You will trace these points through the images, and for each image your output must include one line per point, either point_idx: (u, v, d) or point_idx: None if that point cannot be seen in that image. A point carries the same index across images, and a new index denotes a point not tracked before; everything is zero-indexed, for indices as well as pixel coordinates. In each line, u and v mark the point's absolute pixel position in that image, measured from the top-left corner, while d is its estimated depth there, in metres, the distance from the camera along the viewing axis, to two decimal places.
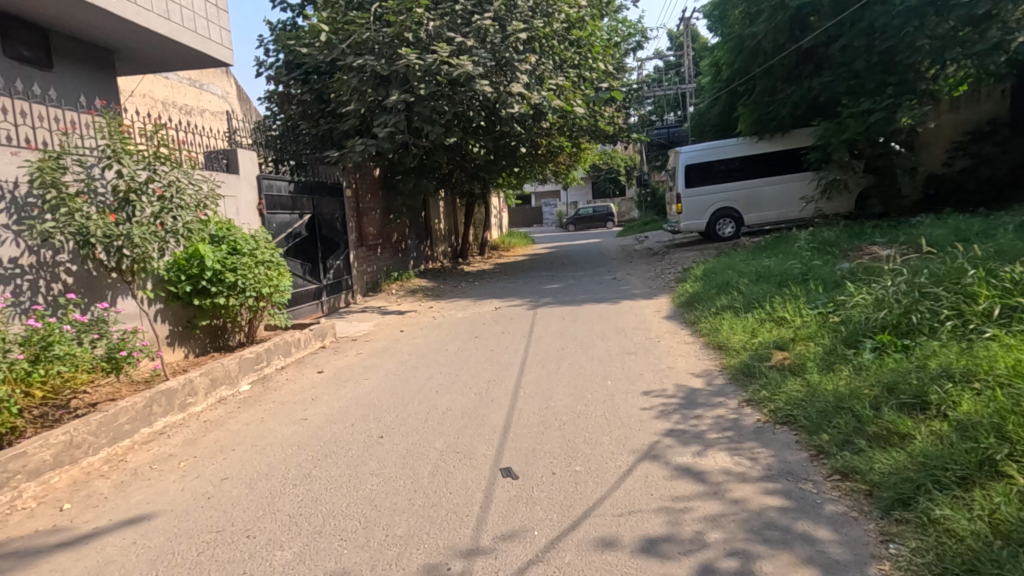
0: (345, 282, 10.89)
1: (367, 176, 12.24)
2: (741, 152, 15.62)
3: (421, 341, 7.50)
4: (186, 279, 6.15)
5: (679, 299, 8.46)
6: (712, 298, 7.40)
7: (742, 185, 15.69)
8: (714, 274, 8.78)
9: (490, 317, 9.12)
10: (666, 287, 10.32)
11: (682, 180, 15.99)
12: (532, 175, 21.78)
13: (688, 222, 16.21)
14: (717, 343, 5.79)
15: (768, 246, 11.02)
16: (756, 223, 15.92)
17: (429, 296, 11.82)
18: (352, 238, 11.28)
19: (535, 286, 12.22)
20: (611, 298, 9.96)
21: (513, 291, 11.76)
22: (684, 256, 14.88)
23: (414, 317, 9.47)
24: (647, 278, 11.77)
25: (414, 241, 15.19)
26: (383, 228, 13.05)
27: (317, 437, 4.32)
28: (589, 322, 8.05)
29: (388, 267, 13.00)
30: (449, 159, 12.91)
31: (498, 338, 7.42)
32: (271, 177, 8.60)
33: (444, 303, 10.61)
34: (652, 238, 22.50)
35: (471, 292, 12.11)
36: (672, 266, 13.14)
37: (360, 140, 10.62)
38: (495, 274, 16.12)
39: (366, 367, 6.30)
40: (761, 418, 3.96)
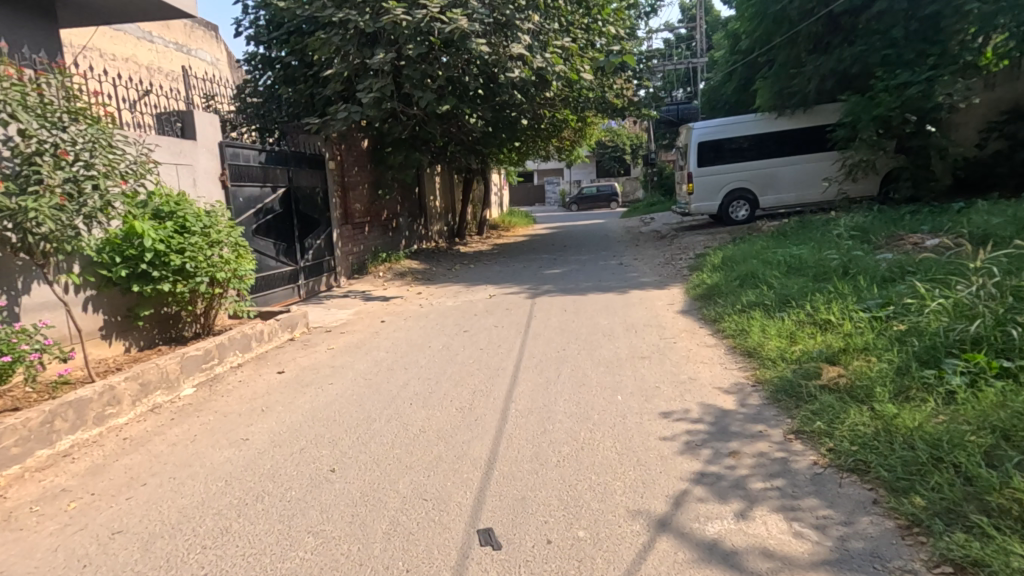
0: (327, 263, 9.97)
1: (354, 147, 11.23)
2: (759, 128, 14.57)
3: (403, 335, 6.62)
4: (123, 262, 5.24)
5: (695, 290, 7.54)
6: (736, 291, 6.50)
7: (758, 165, 14.65)
8: (735, 262, 7.84)
9: (483, 305, 8.22)
10: (678, 275, 9.40)
11: (695, 159, 15.03)
12: (534, 151, 20.66)
13: (699, 203, 15.25)
14: (748, 348, 4.89)
15: (790, 231, 10.06)
16: (772, 206, 14.93)
17: (419, 280, 10.91)
18: (336, 215, 10.34)
19: (535, 271, 11.29)
20: (619, 286, 9.05)
21: (510, 275, 10.85)
22: (695, 240, 13.91)
23: (400, 304, 8.59)
24: (656, 264, 10.85)
25: (406, 218, 14.22)
26: (371, 205, 12.08)
27: (256, 467, 3.45)
28: (593, 313, 7.16)
29: (376, 247, 12.07)
30: (443, 130, 11.88)
31: (491, 331, 6.52)
32: (239, 143, 7.62)
33: (433, 289, 9.70)
34: (658, 220, 21.47)
35: (465, 275, 11.20)
36: (682, 251, 12.19)
37: (343, 106, 9.60)
38: (492, 256, 15.16)
39: (337, 367, 5.44)
40: (818, 460, 3.08)
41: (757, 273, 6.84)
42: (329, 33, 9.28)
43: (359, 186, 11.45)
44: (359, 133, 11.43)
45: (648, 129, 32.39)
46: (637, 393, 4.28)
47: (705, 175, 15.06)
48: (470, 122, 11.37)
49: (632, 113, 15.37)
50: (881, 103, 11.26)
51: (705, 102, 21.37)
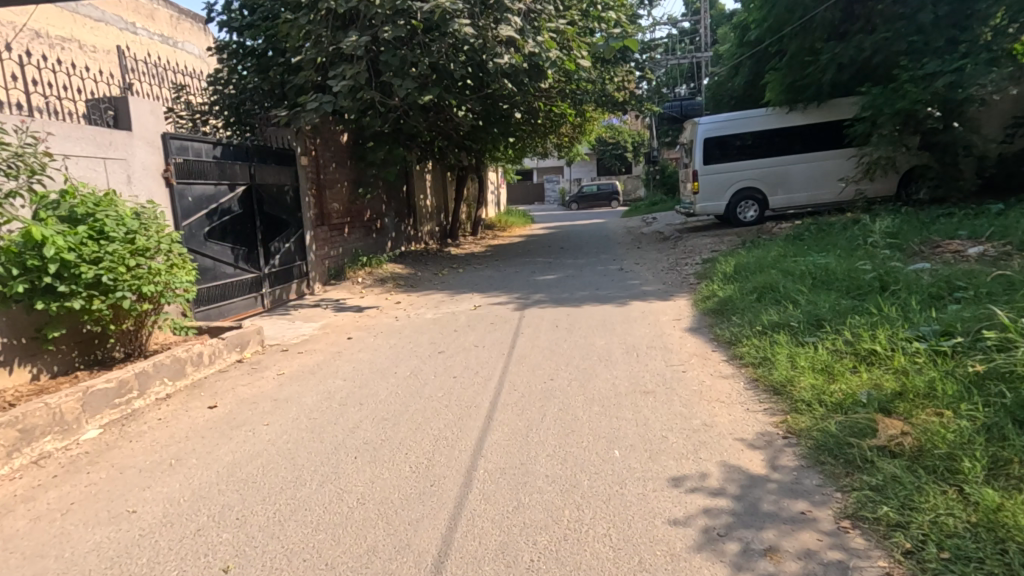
0: (298, 269, 9.11)
1: (331, 142, 10.37)
2: (769, 124, 13.69)
3: (369, 355, 5.78)
4: (20, 274, 4.34)
5: (703, 303, 6.66)
6: (754, 307, 5.63)
7: (767, 162, 13.77)
8: (748, 272, 6.97)
9: (465, 317, 7.35)
10: (683, 283, 8.55)
11: (700, 156, 14.16)
12: (532, 147, 19.78)
13: (705, 203, 14.37)
14: (774, 384, 4.03)
15: (807, 235, 9.17)
16: (782, 206, 14.04)
17: (402, 286, 10.06)
18: (309, 216, 9.49)
19: (528, 276, 10.43)
20: (619, 295, 8.18)
21: (500, 282, 9.98)
22: (700, 242, 13.02)
23: (374, 315, 7.72)
24: (658, 270, 9.99)
25: (392, 218, 13.36)
26: (352, 204, 11.22)
27: (129, 561, 2.58)
28: (590, 329, 6.29)
29: (357, 249, 11.21)
30: (429, 124, 11.04)
31: (470, 353, 5.65)
32: (190, 135, 6.75)
33: (414, 298, 8.84)
34: (660, 220, 20.57)
35: (451, 281, 10.34)
36: (687, 255, 11.31)
37: (314, 96, 8.73)
38: (484, 258, 14.30)
39: (281, 400, 4.57)
40: (891, 569, 2.21)
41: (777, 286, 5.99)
42: (298, 15, 8.39)
43: (337, 183, 10.58)
44: (338, 126, 10.56)
45: (650, 125, 31.44)
46: (640, 446, 3.43)
47: (711, 173, 14.19)
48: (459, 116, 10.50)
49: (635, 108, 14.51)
50: (905, 95, 10.40)
51: (709, 98, 20.48)
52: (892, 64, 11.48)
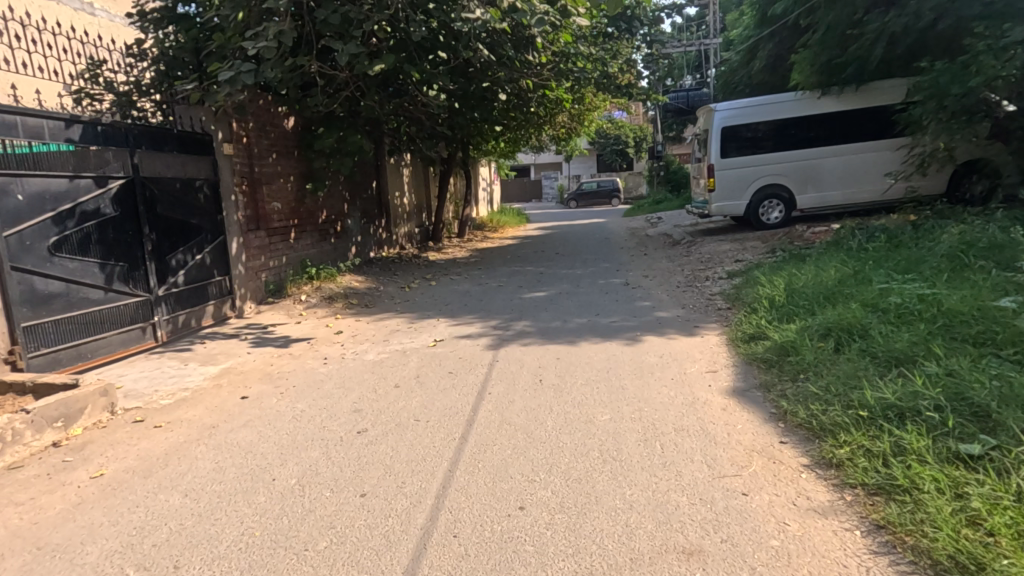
0: (218, 286, 7.18)
1: (269, 126, 8.44)
2: (796, 111, 11.95)
3: (255, 434, 3.83)
4: None
5: (748, 350, 4.70)
6: (841, 371, 3.69)
7: (793, 156, 11.97)
8: (809, 303, 5.02)
9: (416, 360, 5.40)
10: (707, 306, 6.67)
11: (716, 148, 12.39)
12: (525, 141, 17.90)
13: (722, 202, 12.55)
14: (953, 571, 2.09)
15: (865, 246, 7.26)
16: (812, 206, 12.18)
17: (356, 305, 8.15)
18: (236, 218, 7.57)
19: (512, 293, 8.53)
20: (626, 324, 6.27)
21: (476, 301, 8.03)
22: (717, 248, 11.13)
23: (297, 354, 5.76)
24: (671, 287, 8.05)
25: (357, 220, 11.44)
26: (302, 204, 9.31)
27: None
28: (587, 388, 4.35)
29: (306, 258, 9.28)
30: (395, 106, 9.17)
31: (405, 435, 3.72)
32: (27, 108, 4.80)
33: (360, 326, 6.88)
34: (666, 221, 18.61)
35: (418, 299, 8.41)
36: (705, 266, 9.42)
37: (231, 63, 6.77)
38: (466, 266, 12.37)
39: (51, 550, 2.64)
40: None
41: (869, 336, 4.04)
42: None
43: (280, 177, 8.65)
44: (279, 108, 8.65)
45: (655, 118, 29.36)
46: None
47: (728, 167, 12.41)
48: (430, 97, 8.63)
49: (641, 96, 12.56)
50: (977, 71, 8.44)
51: (722, 85, 18.47)
52: (954, 36, 9.52)
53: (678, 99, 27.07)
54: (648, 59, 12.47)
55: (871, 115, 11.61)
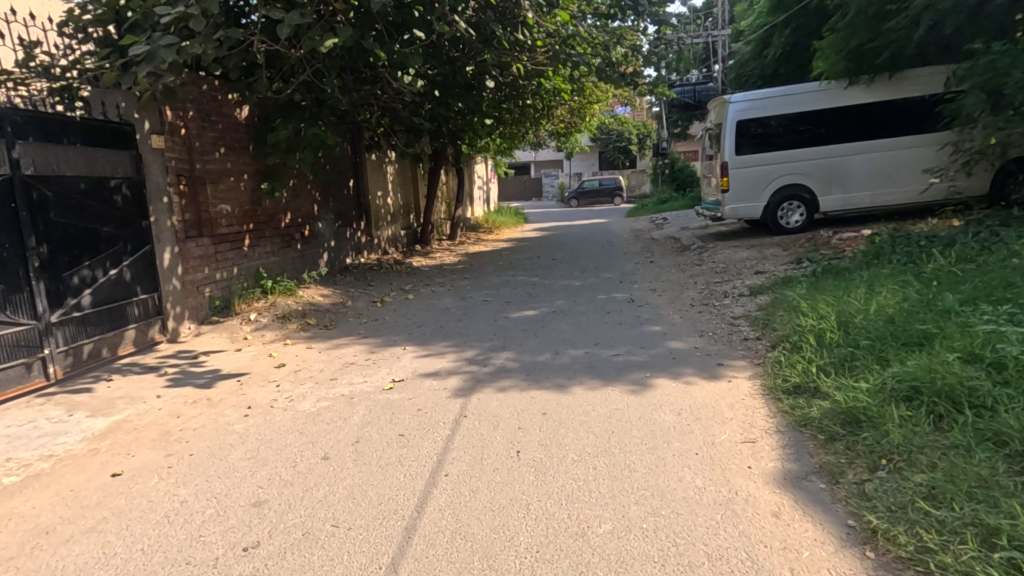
0: (142, 306, 5.99)
1: (216, 116, 7.25)
2: (823, 101, 10.88)
3: (96, 552, 2.64)
4: None
5: (800, 411, 3.53)
6: (959, 474, 2.51)
7: (813, 154, 10.96)
8: (873, 344, 3.87)
9: (362, 411, 4.19)
10: (728, 334, 5.51)
11: (730, 145, 11.27)
12: (521, 137, 16.70)
13: (736, 204, 11.37)
14: None
15: (919, 261, 6.09)
16: (836, 207, 11.04)
17: (316, 323, 7.00)
18: (169, 224, 6.39)
19: (499, 310, 7.38)
20: (632, 358, 5.07)
21: (454, 322, 6.83)
22: (733, 256, 9.94)
23: (216, 400, 4.56)
24: (683, 306, 6.87)
25: (330, 223, 10.27)
26: (259, 207, 8.11)
27: None
28: (582, 471, 3.15)
29: (263, 268, 8.12)
30: (368, 94, 8.00)
31: (314, 555, 2.55)
32: None
33: (309, 356, 5.68)
34: (672, 222, 17.38)
35: (389, 318, 7.25)
36: (721, 278, 8.25)
37: (151, 35, 5.54)
38: (454, 273, 11.20)
39: None
40: None
41: (986, 409, 2.87)
42: None
43: (229, 176, 7.46)
44: (230, 95, 7.46)
45: (660, 114, 28.10)
46: None
47: (744, 165, 11.24)
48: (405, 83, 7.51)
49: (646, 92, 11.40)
50: None
51: (733, 78, 17.22)
52: (1006, 13, 8.32)
53: (684, 94, 25.81)
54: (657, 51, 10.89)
55: (898, 108, 10.60)
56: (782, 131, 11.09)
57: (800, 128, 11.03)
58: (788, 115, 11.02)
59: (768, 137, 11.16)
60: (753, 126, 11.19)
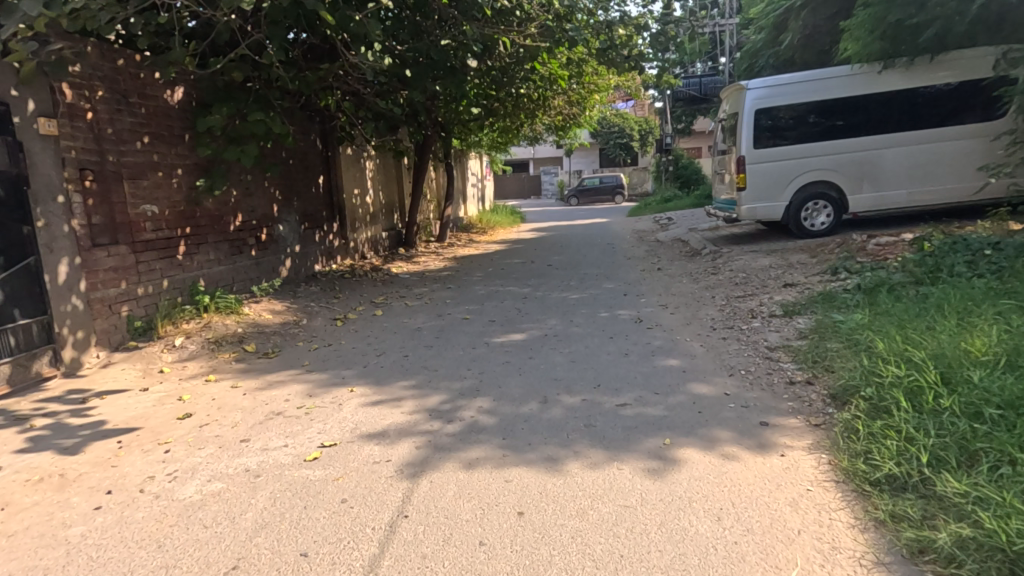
0: (20, 334, 4.76)
1: (137, 98, 6.00)
2: (853, 87, 9.66)
3: None
4: None
5: (915, 531, 2.31)
6: None
7: (840, 147, 9.74)
8: (1005, 418, 2.65)
9: (263, 503, 2.94)
10: (767, 374, 4.28)
11: (747, 138, 10.04)
12: (516, 131, 15.42)
13: (754, 203, 10.08)
14: None
15: (1001, 278, 4.87)
16: (867, 208, 9.81)
17: (257, 348, 5.77)
18: (65, 230, 5.15)
19: (480, 333, 6.13)
20: (645, 412, 3.81)
21: (422, 350, 5.57)
22: (754, 264, 8.68)
23: (72, 476, 3.31)
24: (704, 331, 5.61)
25: (292, 225, 9.01)
26: (197, 208, 6.85)
27: None
28: None
29: (202, 280, 6.87)
30: (327, 73, 6.76)
31: None
32: None
33: (228, 401, 4.43)
34: (679, 223, 16.11)
35: (347, 342, 6.02)
36: (744, 293, 7.01)
37: None
38: (437, 281, 9.96)
39: None
40: None
41: None
42: None
43: (156, 171, 6.21)
44: (156, 74, 6.21)
45: (664, 108, 26.75)
46: None
47: (763, 160, 9.98)
48: (370, 59, 6.30)
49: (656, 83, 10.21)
50: None
51: (745, 67, 15.92)
52: None
53: (690, 87, 24.46)
54: (659, 40, 9.15)
55: (935, 95, 9.42)
56: (806, 121, 9.83)
57: (826, 118, 9.78)
58: (811, 103, 9.79)
59: (791, 128, 9.90)
60: (774, 116, 9.94)
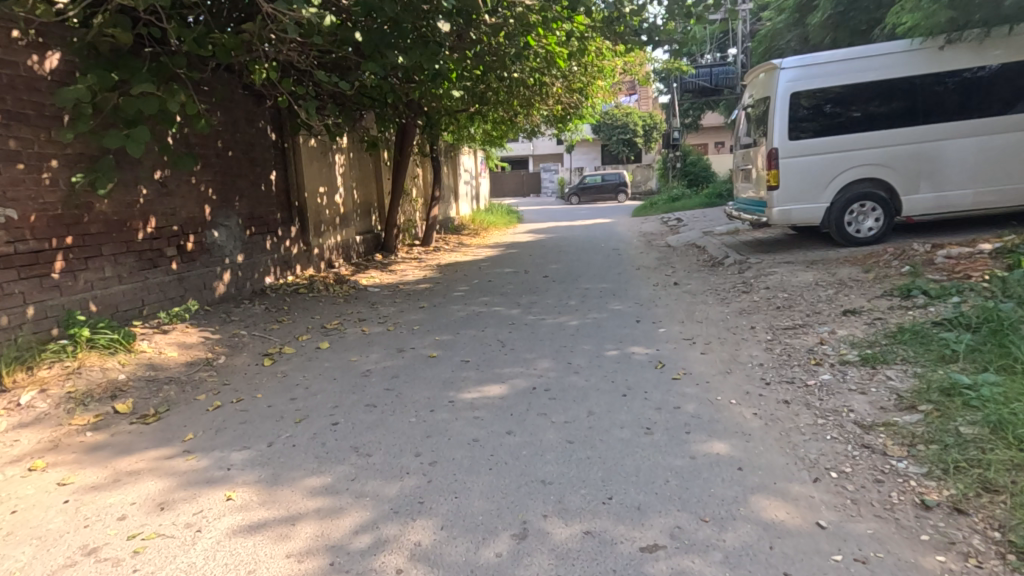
0: None
1: None
2: (909, 65, 8.12)
3: None
4: None
5: None
6: None
7: (893, 138, 8.16)
8: None
9: None
10: (876, 484, 2.72)
11: (780, 127, 8.42)
12: (508, 123, 13.80)
13: (789, 205, 8.46)
14: None
15: None
16: (925, 210, 8.23)
17: (139, 405, 4.20)
18: None
19: (447, 381, 4.56)
20: (692, 573, 2.24)
21: (360, 414, 3.98)
22: (796, 280, 7.10)
23: None
24: (754, 388, 4.02)
25: (232, 231, 7.44)
26: (82, 211, 5.26)
27: None
28: None
29: (90, 305, 5.29)
30: (262, 38, 5.23)
31: None
32: None
33: (31, 518, 2.84)
34: (692, 225, 14.51)
35: (267, 394, 4.45)
36: (793, 323, 5.45)
37: None
38: (412, 295, 8.40)
39: None
40: None
41: None
42: None
43: (13, 162, 4.65)
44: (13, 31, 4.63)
45: (671, 101, 25.06)
46: None
47: (800, 153, 8.37)
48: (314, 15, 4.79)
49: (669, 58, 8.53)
50: None
51: (765, 52, 14.29)
52: None
53: (699, 78, 22.70)
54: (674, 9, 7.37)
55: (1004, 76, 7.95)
56: (852, 107, 8.24)
57: (874, 104, 8.21)
58: (858, 86, 8.21)
59: (835, 115, 8.28)
60: (814, 102, 8.32)
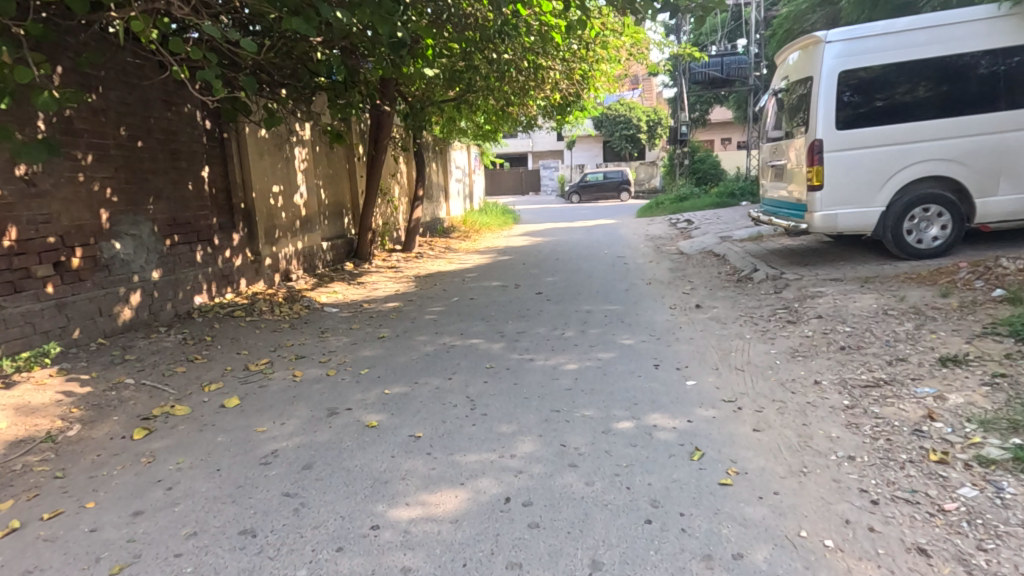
0: None
1: None
2: (983, 40, 6.67)
3: None
4: None
5: None
6: None
7: (965, 127, 6.67)
8: None
9: None
10: None
11: (827, 114, 6.86)
12: (499, 115, 12.29)
13: (836, 209, 6.92)
14: None
15: None
16: (1004, 216, 6.80)
17: None
18: None
19: (378, 479, 3.05)
20: None
21: (223, 556, 2.47)
22: (855, 305, 5.57)
23: None
24: (855, 513, 2.53)
25: (142, 241, 5.93)
26: None
27: None
28: None
29: None
30: None
31: None
32: None
33: None
34: (705, 228, 12.98)
35: (103, 503, 2.93)
36: (874, 378, 3.93)
37: None
38: (375, 317, 6.91)
39: None
40: None
41: None
42: None
43: None
44: None
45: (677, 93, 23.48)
46: None
47: (851, 146, 6.83)
48: None
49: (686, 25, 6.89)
50: None
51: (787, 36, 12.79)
52: None
53: (710, 68, 20.93)
54: None
55: None
56: (912, 89, 6.75)
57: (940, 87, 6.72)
58: (919, 65, 6.74)
59: (892, 98, 6.77)
60: (867, 82, 6.80)
